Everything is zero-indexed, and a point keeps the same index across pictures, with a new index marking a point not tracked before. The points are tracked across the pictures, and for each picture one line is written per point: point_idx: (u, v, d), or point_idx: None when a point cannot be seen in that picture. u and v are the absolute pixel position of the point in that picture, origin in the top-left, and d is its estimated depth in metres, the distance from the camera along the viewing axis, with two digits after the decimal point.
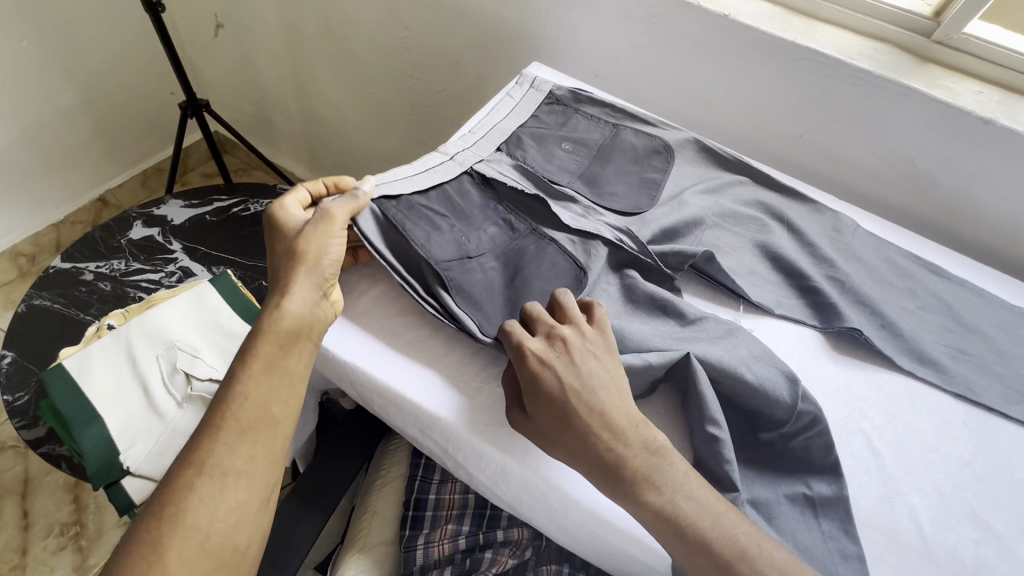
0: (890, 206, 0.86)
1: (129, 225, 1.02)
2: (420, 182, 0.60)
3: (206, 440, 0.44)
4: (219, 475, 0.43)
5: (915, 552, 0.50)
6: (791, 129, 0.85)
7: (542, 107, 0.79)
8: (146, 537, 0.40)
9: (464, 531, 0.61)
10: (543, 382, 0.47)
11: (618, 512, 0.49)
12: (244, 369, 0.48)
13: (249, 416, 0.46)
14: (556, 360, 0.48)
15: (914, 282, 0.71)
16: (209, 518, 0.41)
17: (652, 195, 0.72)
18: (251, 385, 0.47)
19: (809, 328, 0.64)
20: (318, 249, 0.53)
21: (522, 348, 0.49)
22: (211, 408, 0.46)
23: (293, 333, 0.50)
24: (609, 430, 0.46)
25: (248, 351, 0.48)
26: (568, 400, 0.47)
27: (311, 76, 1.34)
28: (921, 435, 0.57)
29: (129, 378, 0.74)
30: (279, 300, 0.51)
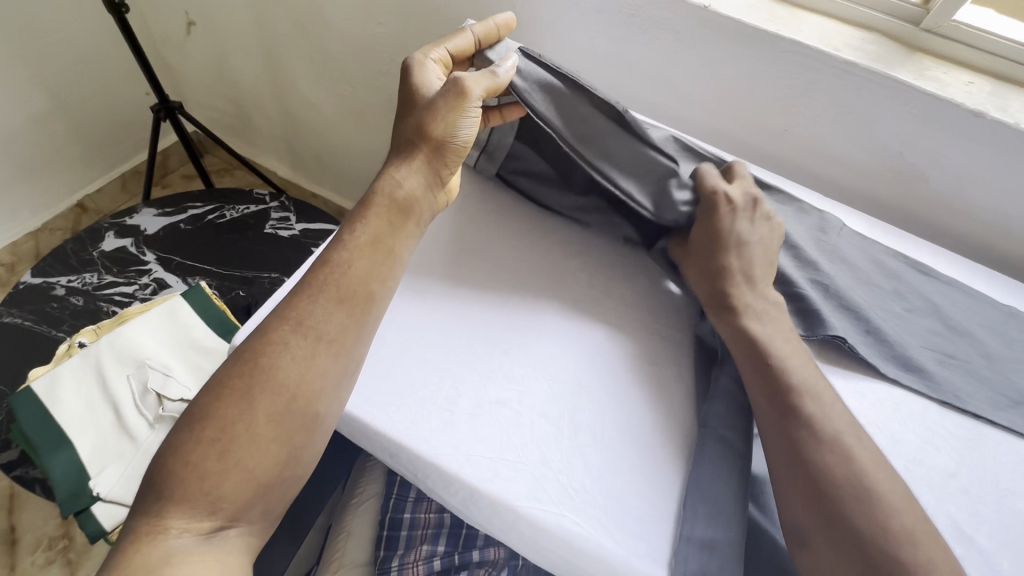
0: (879, 202, 0.83)
1: (101, 236, 1.00)
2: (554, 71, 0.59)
3: (310, 299, 0.48)
4: (315, 337, 0.47)
5: None
6: (776, 123, 0.82)
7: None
8: (240, 382, 0.44)
9: (439, 552, 0.61)
10: (724, 221, 0.59)
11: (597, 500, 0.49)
12: (349, 241, 0.52)
13: (351, 288, 0.50)
14: (741, 212, 0.60)
15: (900, 283, 0.69)
16: (299, 377, 0.45)
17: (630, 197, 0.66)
18: (353, 258, 0.51)
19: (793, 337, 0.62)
20: (448, 128, 0.57)
21: (715, 192, 0.60)
22: (320, 265, 0.51)
23: (394, 215, 0.54)
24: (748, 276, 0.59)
25: (355, 222, 0.54)
26: (740, 240, 0.59)
27: (288, 74, 1.30)
28: (905, 445, 0.56)
29: (99, 399, 0.73)
30: (388, 178, 0.56)
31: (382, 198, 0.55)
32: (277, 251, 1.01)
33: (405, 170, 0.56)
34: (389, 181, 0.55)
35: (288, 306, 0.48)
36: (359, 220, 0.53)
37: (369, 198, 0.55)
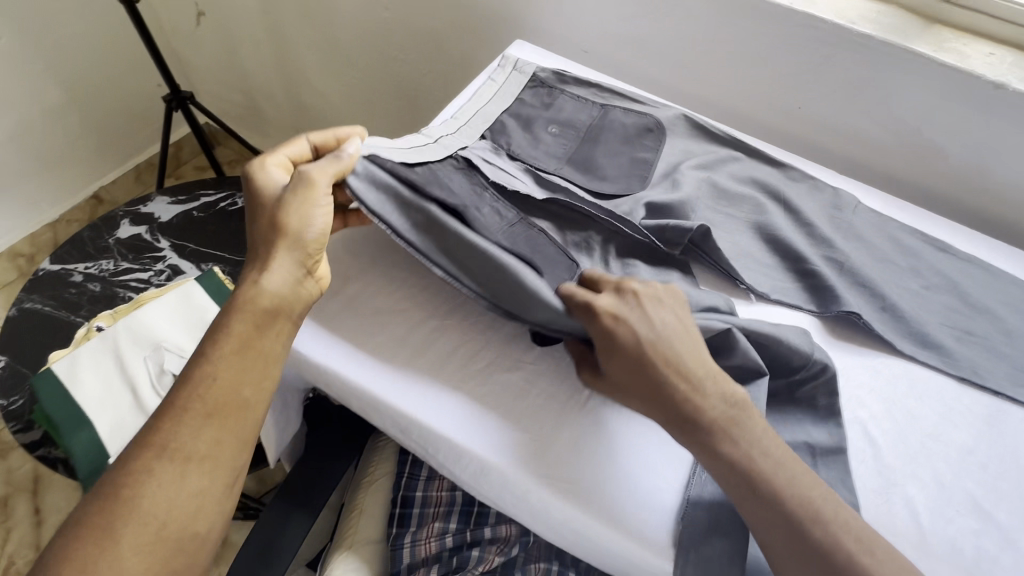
0: (897, 180, 0.81)
1: (116, 224, 1.01)
2: (410, 156, 0.58)
3: (168, 423, 0.43)
4: (180, 462, 0.42)
5: (912, 544, 0.48)
6: (789, 100, 0.81)
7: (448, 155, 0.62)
8: (98, 520, 0.40)
9: (451, 529, 0.61)
10: (618, 337, 0.47)
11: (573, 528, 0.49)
12: (210, 350, 0.46)
13: (214, 399, 0.45)
14: (628, 314, 0.48)
15: (917, 260, 0.67)
16: (169, 503, 0.41)
17: (644, 176, 0.68)
18: (221, 367, 0.46)
19: (796, 356, 0.53)
20: (301, 223, 0.51)
21: (590, 305, 0.49)
22: (174, 389, 0.45)
23: (267, 313, 0.49)
24: (675, 382, 0.46)
25: (215, 332, 0.47)
26: (638, 351, 0.47)
27: (297, 63, 1.30)
28: (921, 421, 0.55)
29: (117, 380, 0.74)
30: (254, 277, 0.50)
31: (247, 299, 0.48)
32: None
33: (268, 270, 0.50)
34: (254, 280, 0.49)
35: (140, 435, 0.43)
36: (225, 324, 0.48)
37: (231, 303, 0.49)
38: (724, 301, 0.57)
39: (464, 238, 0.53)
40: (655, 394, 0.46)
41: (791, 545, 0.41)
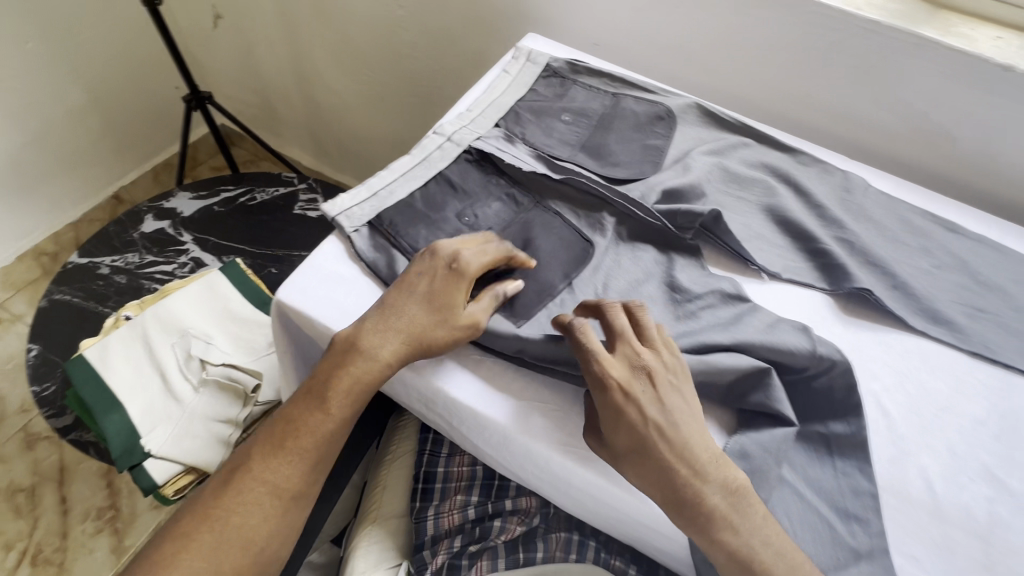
0: (907, 165, 0.82)
1: (140, 219, 1.04)
2: (420, 172, 0.64)
3: (274, 461, 0.49)
4: (272, 499, 0.48)
5: (928, 512, 0.49)
6: (798, 87, 0.82)
7: (436, 175, 0.64)
8: (209, 533, 0.47)
9: (473, 502, 0.62)
10: (625, 416, 0.45)
11: (592, 494, 0.50)
12: (321, 402, 0.50)
13: (312, 454, 0.49)
14: (639, 392, 0.46)
15: (927, 240, 0.69)
16: (266, 533, 0.48)
17: (657, 161, 0.70)
18: (323, 418, 0.50)
19: (799, 356, 0.51)
20: (436, 336, 0.50)
21: (602, 371, 0.46)
22: (283, 423, 0.50)
23: (372, 381, 0.50)
24: (666, 457, 0.44)
25: (325, 380, 0.50)
26: (647, 434, 0.45)
27: (311, 63, 1.33)
28: (933, 394, 0.56)
29: (147, 366, 0.77)
30: (370, 335, 0.50)
31: (357, 359, 0.49)
32: (306, 229, 1.04)
33: (383, 339, 0.50)
34: (372, 339, 0.50)
35: (251, 451, 0.50)
36: (337, 376, 0.50)
37: (339, 349, 0.50)
38: (730, 281, 0.59)
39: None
40: (643, 457, 0.45)
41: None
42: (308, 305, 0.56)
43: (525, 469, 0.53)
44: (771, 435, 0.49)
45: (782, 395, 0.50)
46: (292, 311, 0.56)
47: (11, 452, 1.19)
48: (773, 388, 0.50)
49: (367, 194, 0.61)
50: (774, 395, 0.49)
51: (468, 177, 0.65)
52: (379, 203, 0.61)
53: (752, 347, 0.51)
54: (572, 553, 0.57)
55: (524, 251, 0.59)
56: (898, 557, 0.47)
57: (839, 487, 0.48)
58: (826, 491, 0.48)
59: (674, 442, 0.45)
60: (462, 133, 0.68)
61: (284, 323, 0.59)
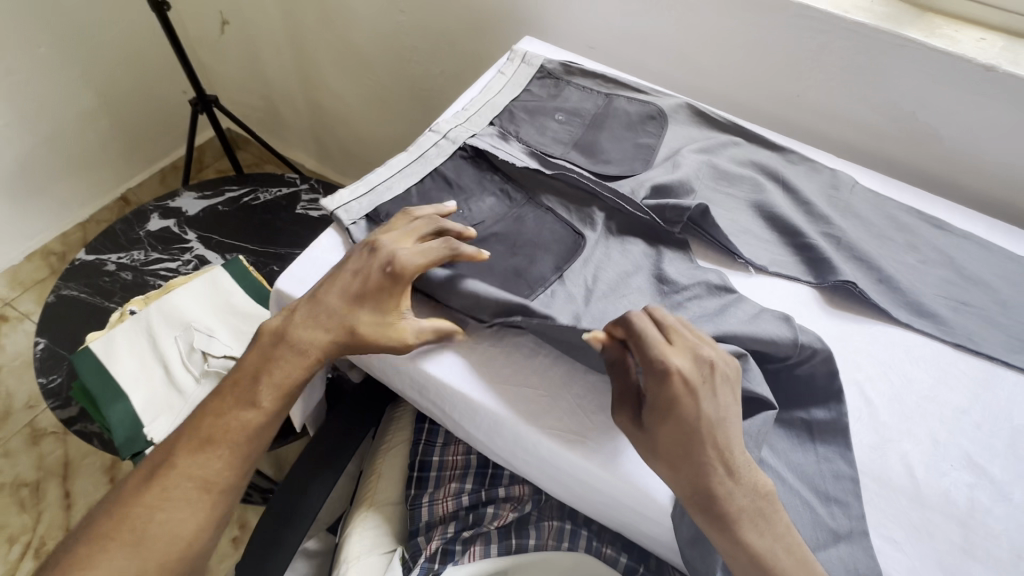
0: (896, 165, 0.83)
1: (146, 217, 1.07)
2: (416, 168, 0.66)
3: (200, 455, 0.51)
4: (199, 493, 0.50)
5: (909, 497, 0.50)
6: (788, 89, 0.84)
7: (432, 172, 0.66)
8: (132, 527, 0.49)
9: (467, 489, 0.63)
10: (682, 407, 0.46)
11: (580, 477, 0.52)
12: (248, 396, 0.53)
13: (241, 446, 0.52)
14: (701, 388, 0.46)
15: (913, 236, 0.70)
16: (190, 526, 0.50)
17: (647, 159, 0.72)
18: (249, 412, 0.52)
19: (781, 344, 0.52)
20: (364, 334, 0.52)
21: (667, 365, 0.46)
22: (210, 418, 0.52)
23: (299, 373, 0.53)
24: (699, 442, 0.45)
25: (253, 374, 0.53)
26: (698, 425, 0.45)
27: (315, 67, 1.36)
28: (916, 384, 0.57)
29: (150, 357, 0.79)
30: (295, 329, 0.53)
31: (284, 354, 0.53)
32: (308, 228, 1.06)
33: (310, 333, 0.53)
34: (297, 332, 0.53)
35: (176, 449, 0.52)
36: (266, 371, 0.53)
37: (263, 347, 0.54)
38: (716, 274, 0.60)
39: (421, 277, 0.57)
40: (680, 445, 0.45)
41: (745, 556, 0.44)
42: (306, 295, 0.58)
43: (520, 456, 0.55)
44: (750, 420, 0.50)
45: (758, 378, 0.51)
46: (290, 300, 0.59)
47: (16, 447, 1.21)
48: (749, 372, 0.51)
49: (364, 189, 0.64)
50: (751, 378, 0.50)
51: (462, 173, 0.67)
52: (376, 198, 0.63)
53: (731, 333, 0.52)
54: (565, 543, 0.59)
55: (517, 243, 0.61)
56: (878, 540, 0.48)
57: (820, 471, 0.50)
58: (808, 475, 0.50)
59: (710, 429, 0.45)
60: (458, 131, 0.70)
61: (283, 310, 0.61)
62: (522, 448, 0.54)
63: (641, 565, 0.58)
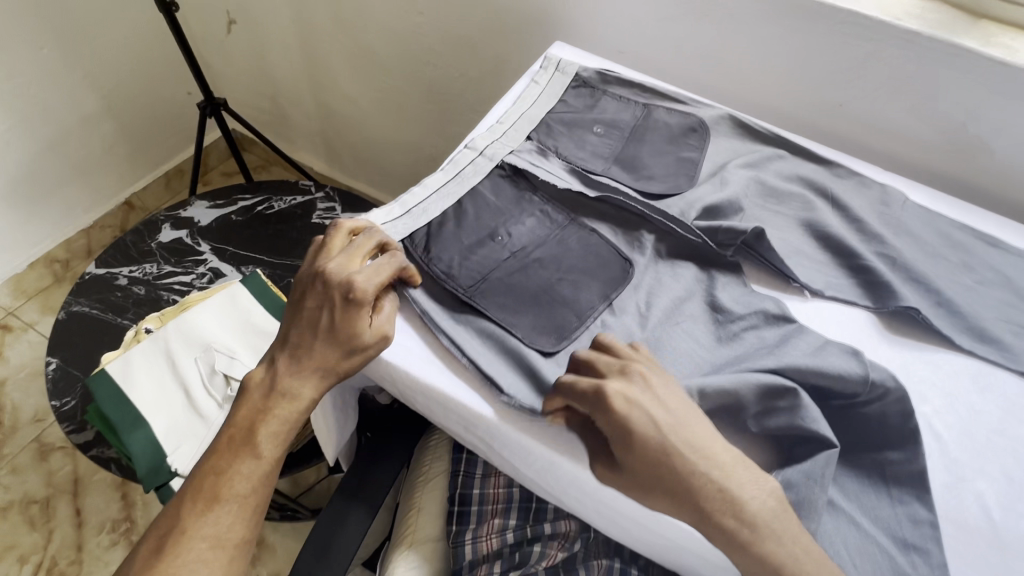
0: (941, 177, 0.80)
1: (157, 228, 1.03)
2: (455, 188, 0.63)
3: (207, 513, 0.48)
4: (216, 551, 0.47)
5: (986, 541, 0.48)
6: (831, 97, 0.81)
7: (469, 191, 0.63)
8: None
9: (511, 525, 0.60)
10: (637, 426, 0.44)
11: (642, 521, 0.49)
12: (250, 444, 0.50)
13: (251, 498, 0.49)
14: (641, 398, 0.45)
15: (967, 255, 0.67)
16: None
17: (691, 174, 0.69)
18: (248, 462, 0.50)
19: (851, 381, 0.49)
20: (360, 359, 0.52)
21: (600, 394, 0.45)
22: (212, 475, 0.50)
23: (298, 413, 0.51)
24: (679, 465, 0.43)
25: (248, 426, 0.51)
26: (663, 440, 0.44)
27: (326, 68, 1.32)
28: (984, 416, 0.55)
29: (169, 381, 0.76)
30: (289, 376, 0.51)
31: (282, 400, 0.51)
32: None
33: (305, 376, 0.51)
34: (290, 378, 0.51)
35: (180, 514, 0.48)
36: (263, 418, 0.51)
37: (256, 396, 0.52)
38: (773, 301, 0.57)
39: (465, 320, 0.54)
40: (661, 470, 0.44)
41: None
42: None
43: (569, 494, 0.53)
44: (820, 461, 0.47)
45: (816, 415, 0.48)
46: None
47: (24, 463, 1.17)
48: (804, 409, 0.48)
49: (399, 212, 0.61)
50: (806, 415, 0.48)
51: (501, 194, 0.64)
52: (412, 221, 0.60)
53: (793, 366, 0.50)
54: None
55: (562, 269, 0.58)
56: None
57: (896, 516, 0.47)
58: (883, 519, 0.47)
59: (691, 453, 0.44)
60: (495, 148, 0.67)
61: None
62: (570, 486, 0.51)
63: None
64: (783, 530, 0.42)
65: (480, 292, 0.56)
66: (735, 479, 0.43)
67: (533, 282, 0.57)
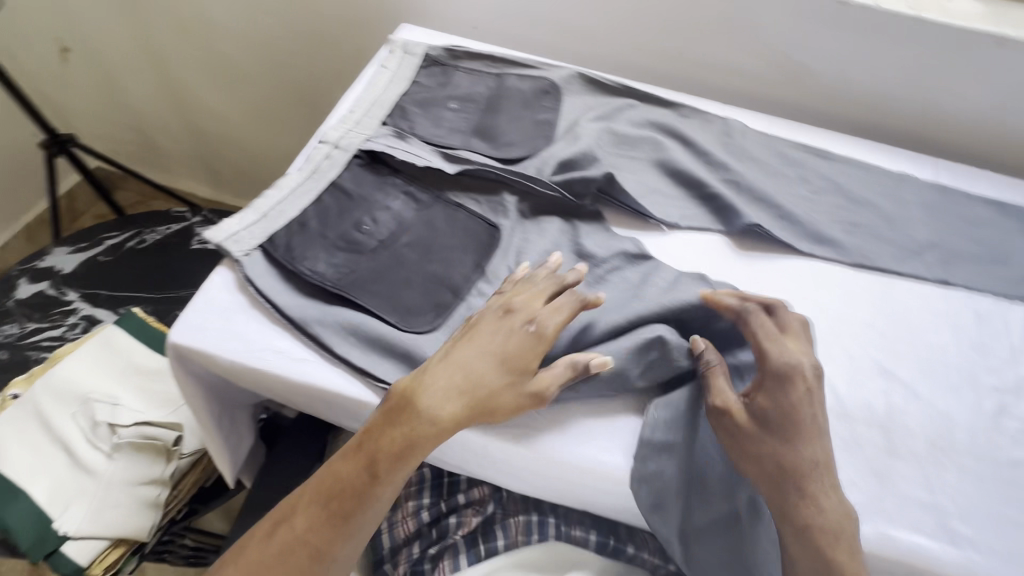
0: (779, 104, 0.87)
1: (13, 285, 0.94)
2: (312, 186, 0.61)
3: (313, 518, 0.47)
4: (311, 560, 0.46)
5: (836, 415, 0.53)
6: (672, 44, 0.85)
7: (328, 186, 0.61)
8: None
9: (426, 503, 0.61)
10: (796, 412, 0.48)
11: (541, 468, 0.51)
12: (373, 464, 0.47)
13: (357, 522, 0.47)
14: (818, 390, 0.49)
15: (803, 170, 0.74)
16: None
17: (549, 135, 0.71)
18: (366, 482, 0.47)
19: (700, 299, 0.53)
20: (506, 399, 0.48)
21: (791, 367, 0.49)
22: (331, 481, 0.48)
23: (424, 447, 0.47)
24: (787, 434, 0.47)
25: (378, 439, 0.47)
26: (786, 410, 0.48)
27: (183, 85, 1.24)
28: (826, 307, 0.61)
29: (46, 443, 0.69)
30: (431, 393, 0.47)
31: (417, 418, 0.46)
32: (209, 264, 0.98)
33: (445, 397, 0.47)
34: (433, 397, 0.47)
35: (297, 502, 0.48)
36: (395, 434, 0.47)
37: (394, 407, 0.48)
38: (633, 242, 0.61)
39: (336, 316, 0.52)
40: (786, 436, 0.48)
41: (796, 528, 0.46)
42: (210, 344, 0.50)
43: (473, 460, 0.54)
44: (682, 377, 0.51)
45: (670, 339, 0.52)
46: (192, 354, 0.50)
47: None
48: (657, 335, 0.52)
49: (254, 216, 0.57)
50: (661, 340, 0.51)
51: (364, 183, 0.62)
52: (269, 224, 0.57)
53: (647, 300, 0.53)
54: (533, 535, 0.58)
55: (430, 250, 0.58)
56: None
57: None
58: None
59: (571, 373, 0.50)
60: (350, 138, 0.65)
61: (190, 370, 0.52)
62: (474, 453, 0.52)
63: (611, 536, 0.58)
64: (800, 519, 0.46)
65: (349, 284, 0.54)
66: (809, 478, 0.46)
67: (406, 267, 0.56)
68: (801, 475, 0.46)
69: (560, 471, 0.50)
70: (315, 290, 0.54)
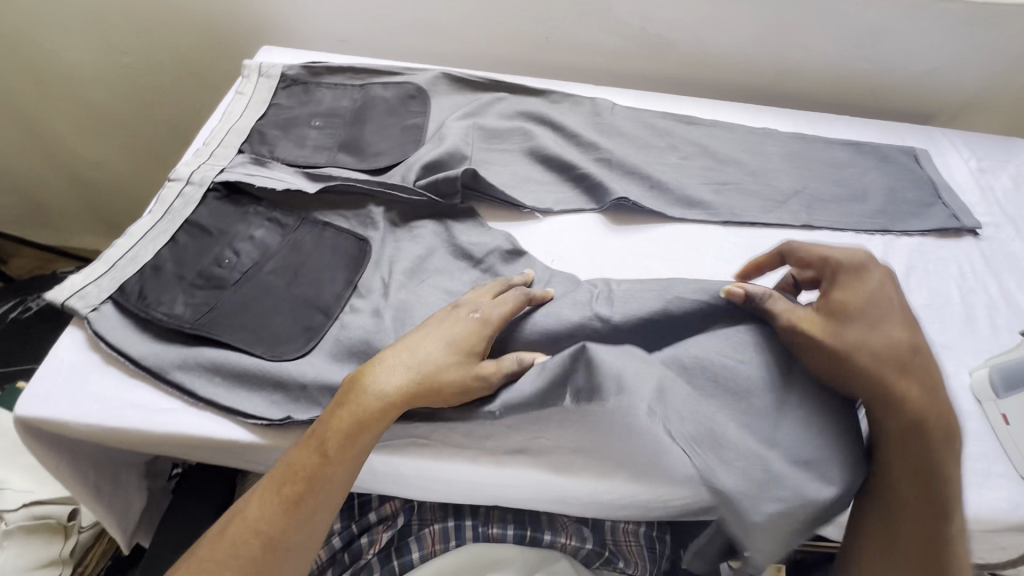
0: (648, 77, 0.90)
1: None
2: (166, 227, 0.58)
3: (264, 500, 0.44)
4: (262, 547, 0.42)
5: None
6: (535, 33, 0.86)
7: (184, 225, 0.59)
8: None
9: (337, 528, 0.59)
10: (882, 300, 0.46)
11: (432, 473, 0.51)
12: (324, 442, 0.45)
13: (310, 504, 0.44)
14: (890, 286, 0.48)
15: (672, 138, 0.76)
16: None
17: (416, 139, 0.71)
18: (316, 461, 0.44)
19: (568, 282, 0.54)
20: (453, 368, 0.47)
21: (862, 267, 0.48)
22: (283, 465, 0.45)
23: (376, 425, 0.45)
24: (871, 320, 0.45)
25: (327, 419, 0.46)
26: (873, 301, 0.45)
27: (53, 140, 1.15)
28: (699, 267, 0.63)
29: None
30: (378, 369, 0.47)
31: (364, 394, 0.46)
32: None
33: (390, 368, 0.47)
34: (380, 372, 0.47)
35: (252, 492, 0.45)
36: (343, 411, 0.45)
37: (346, 388, 0.47)
38: (505, 237, 0.61)
39: (198, 358, 0.50)
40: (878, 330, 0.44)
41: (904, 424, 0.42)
42: (62, 410, 0.48)
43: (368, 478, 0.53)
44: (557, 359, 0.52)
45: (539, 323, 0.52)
46: (44, 423, 0.48)
47: None
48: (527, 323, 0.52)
49: (103, 268, 0.54)
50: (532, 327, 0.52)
51: (218, 216, 0.60)
52: (120, 273, 0.54)
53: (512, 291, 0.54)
54: (451, 541, 0.57)
55: (297, 274, 0.57)
56: None
57: None
58: None
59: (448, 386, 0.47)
60: (204, 171, 0.63)
61: (47, 441, 0.49)
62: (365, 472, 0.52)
63: (528, 527, 0.57)
64: (913, 415, 0.42)
65: (210, 322, 0.52)
66: (913, 365, 0.44)
67: (273, 295, 0.55)
68: (907, 362, 0.44)
69: (450, 473, 0.50)
70: (175, 334, 0.52)
